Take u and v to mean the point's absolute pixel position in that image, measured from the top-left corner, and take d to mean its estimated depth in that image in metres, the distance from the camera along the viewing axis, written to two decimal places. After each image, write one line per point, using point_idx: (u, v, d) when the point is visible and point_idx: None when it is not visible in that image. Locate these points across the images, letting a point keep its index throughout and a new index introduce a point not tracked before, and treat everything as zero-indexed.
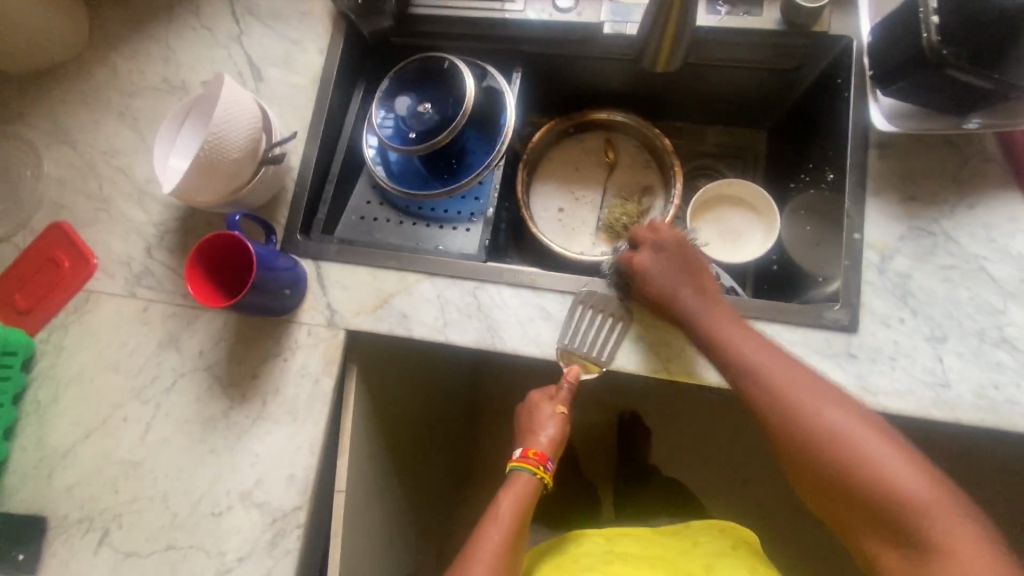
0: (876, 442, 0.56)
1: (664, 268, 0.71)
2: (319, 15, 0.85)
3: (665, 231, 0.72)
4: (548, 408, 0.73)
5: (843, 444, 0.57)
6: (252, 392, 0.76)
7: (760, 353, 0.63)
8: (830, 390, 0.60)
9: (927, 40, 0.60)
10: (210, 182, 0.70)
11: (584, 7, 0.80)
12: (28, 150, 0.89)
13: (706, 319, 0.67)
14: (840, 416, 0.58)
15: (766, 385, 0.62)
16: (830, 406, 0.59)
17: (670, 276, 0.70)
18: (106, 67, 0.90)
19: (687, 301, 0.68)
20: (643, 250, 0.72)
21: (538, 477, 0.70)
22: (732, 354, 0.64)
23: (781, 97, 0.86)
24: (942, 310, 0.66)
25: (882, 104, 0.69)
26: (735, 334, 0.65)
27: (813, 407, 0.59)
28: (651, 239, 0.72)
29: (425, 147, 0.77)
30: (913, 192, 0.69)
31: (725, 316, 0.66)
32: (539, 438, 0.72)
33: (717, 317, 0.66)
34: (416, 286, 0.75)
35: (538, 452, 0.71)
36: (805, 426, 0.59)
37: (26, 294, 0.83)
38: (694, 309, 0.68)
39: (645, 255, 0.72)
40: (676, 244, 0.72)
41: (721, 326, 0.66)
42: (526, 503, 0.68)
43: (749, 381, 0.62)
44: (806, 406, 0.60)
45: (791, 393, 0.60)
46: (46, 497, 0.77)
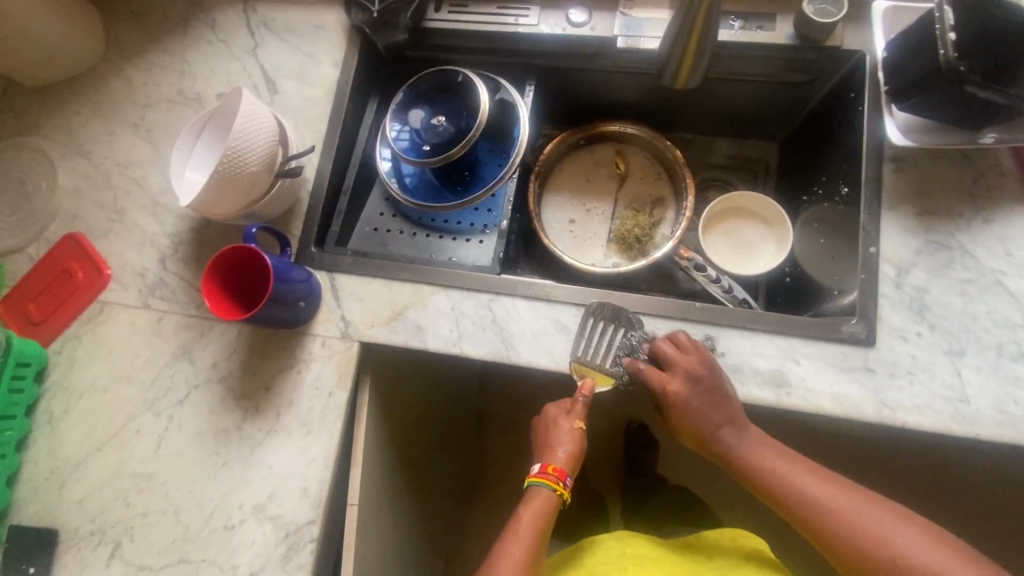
0: (948, 560, 0.58)
1: (692, 400, 0.66)
2: (333, 28, 0.86)
3: (680, 360, 0.66)
4: (566, 425, 0.72)
5: (919, 568, 0.58)
6: (265, 404, 0.75)
7: (808, 481, 0.65)
8: (875, 502, 0.62)
9: (945, 56, 0.61)
10: (226, 195, 0.71)
11: (598, 22, 0.80)
12: (43, 161, 0.89)
13: (741, 442, 0.68)
14: (907, 535, 0.60)
15: (829, 519, 0.62)
16: (892, 525, 0.60)
17: (704, 407, 0.66)
18: (122, 79, 0.90)
19: (726, 433, 0.67)
20: (675, 374, 0.66)
21: (557, 493, 0.69)
22: (782, 486, 0.65)
23: (793, 109, 0.87)
24: (959, 324, 0.66)
25: (897, 118, 0.69)
26: (776, 460, 0.67)
27: (882, 529, 0.60)
28: (681, 368, 0.66)
29: (439, 160, 0.78)
30: (928, 206, 0.69)
31: (759, 443, 0.68)
32: (558, 454, 0.71)
33: (753, 446, 0.68)
34: (431, 298, 0.75)
35: (557, 468, 0.69)
36: (874, 552, 0.60)
37: (40, 305, 0.83)
38: (730, 440, 0.68)
39: (679, 381, 0.66)
40: (704, 374, 0.65)
41: (761, 452, 0.67)
42: (545, 520, 0.67)
43: (808, 514, 0.63)
44: (872, 531, 0.60)
45: (846, 516, 0.62)
46: (57, 509, 0.77)
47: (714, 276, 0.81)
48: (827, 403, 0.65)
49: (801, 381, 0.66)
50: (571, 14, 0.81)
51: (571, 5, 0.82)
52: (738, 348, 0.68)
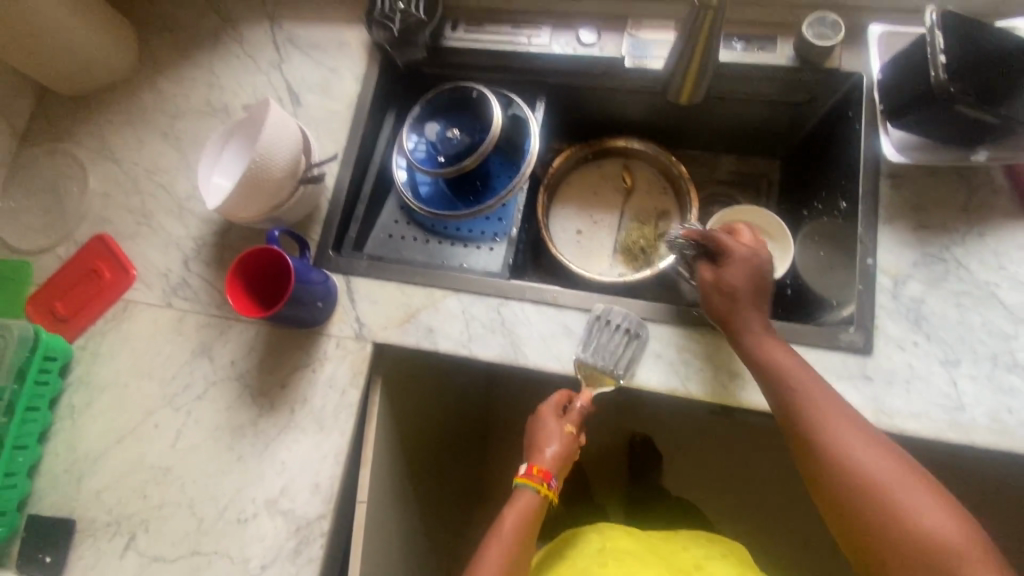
0: (906, 487, 0.55)
1: (745, 282, 0.67)
2: (355, 45, 0.91)
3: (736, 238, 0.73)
4: (556, 427, 0.75)
5: (877, 485, 0.56)
6: (280, 401, 0.78)
7: (813, 386, 0.63)
8: (865, 428, 0.60)
9: (936, 79, 0.63)
10: (252, 198, 0.74)
11: (606, 42, 0.85)
12: (75, 166, 0.94)
13: (759, 341, 0.66)
14: (878, 456, 0.57)
15: (809, 416, 0.61)
16: (870, 445, 0.58)
17: (749, 274, 0.68)
18: (152, 91, 0.95)
19: (750, 321, 0.67)
20: (732, 259, 0.69)
21: (540, 494, 0.71)
22: (788, 384, 0.63)
23: (794, 128, 0.90)
24: (955, 335, 0.68)
25: (892, 136, 0.72)
26: (789, 362, 0.64)
27: (852, 443, 0.58)
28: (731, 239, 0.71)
29: (453, 171, 0.81)
30: (924, 220, 0.71)
31: (772, 343, 0.66)
32: (544, 456, 0.74)
33: (763, 344, 0.66)
34: (443, 302, 0.78)
35: (543, 470, 0.72)
36: (844, 461, 0.58)
37: (67, 302, 0.87)
38: (748, 328, 0.67)
39: (736, 260, 0.68)
40: (756, 267, 0.68)
41: (775, 353, 0.65)
42: (527, 522, 0.69)
43: (799, 409, 0.62)
44: (839, 438, 0.59)
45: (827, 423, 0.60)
46: (75, 501, 0.79)
47: None
48: None
49: None
50: (582, 35, 0.85)
51: (582, 25, 0.86)
52: (738, 354, 0.71)
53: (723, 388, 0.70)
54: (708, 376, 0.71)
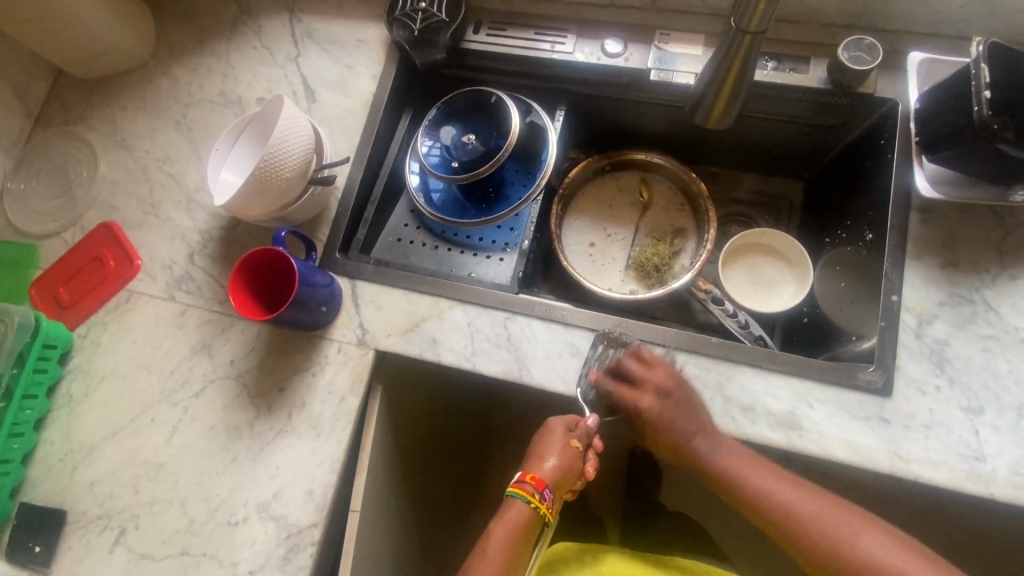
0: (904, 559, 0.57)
1: (667, 417, 0.69)
2: (374, 43, 0.89)
3: (644, 375, 0.71)
4: (562, 439, 0.72)
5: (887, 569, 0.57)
6: (279, 404, 0.77)
7: (785, 490, 0.65)
8: (842, 510, 0.62)
9: (978, 114, 0.61)
10: (260, 197, 0.73)
11: (632, 53, 0.82)
12: (86, 150, 0.93)
13: (718, 451, 0.67)
14: (868, 537, 0.59)
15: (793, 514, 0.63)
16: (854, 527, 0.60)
17: (674, 417, 0.69)
18: (167, 78, 0.94)
19: (696, 437, 0.68)
20: (644, 382, 0.71)
21: (532, 506, 0.69)
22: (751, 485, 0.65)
23: (821, 151, 0.87)
24: (979, 380, 0.65)
25: (926, 170, 0.69)
26: (755, 470, 0.66)
27: (844, 534, 0.60)
28: (648, 383, 0.70)
29: (467, 177, 0.79)
30: (954, 259, 0.68)
31: (734, 451, 0.67)
32: (538, 466, 0.71)
33: (727, 456, 0.67)
34: (449, 312, 0.76)
35: (536, 479, 0.70)
36: (848, 560, 0.59)
37: (70, 289, 0.86)
38: (703, 446, 0.68)
39: (647, 386, 0.70)
40: (671, 379, 0.69)
41: (736, 464, 0.67)
42: (515, 538, 0.67)
43: (782, 516, 0.64)
44: (836, 535, 0.60)
45: (816, 527, 0.61)
46: (68, 492, 0.78)
47: (731, 310, 0.81)
48: (839, 450, 0.64)
49: (814, 425, 0.66)
50: (607, 45, 0.82)
51: (608, 36, 0.83)
52: (752, 387, 0.68)
53: (733, 419, 0.67)
54: (718, 408, 0.68)
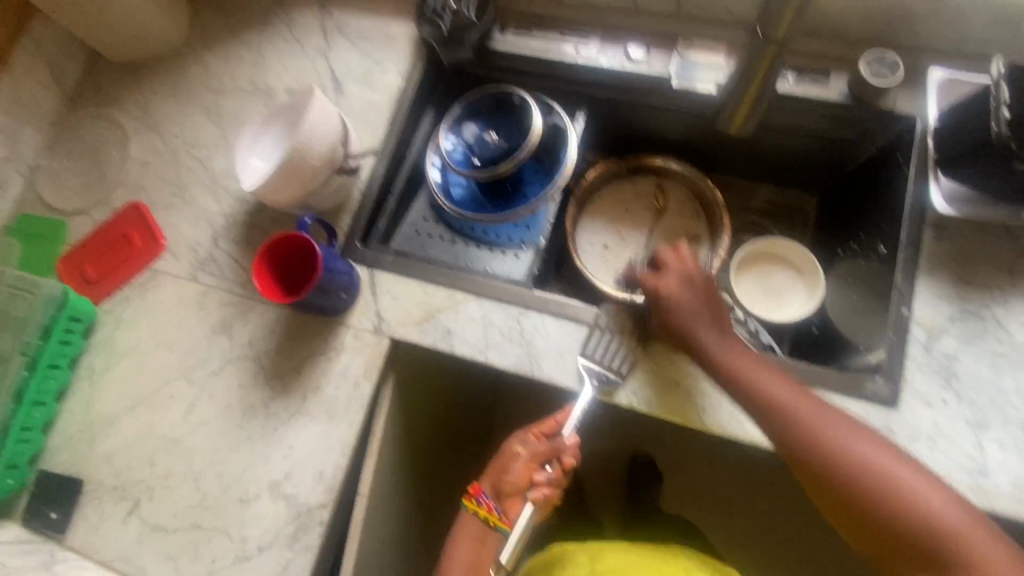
0: (883, 459, 0.59)
1: (700, 301, 0.71)
2: (403, 39, 0.91)
3: (675, 262, 0.73)
4: (506, 447, 0.75)
5: (874, 470, 0.59)
6: (294, 386, 0.78)
7: (780, 389, 0.64)
8: (841, 419, 0.62)
9: (997, 130, 0.62)
10: (287, 183, 0.75)
11: (654, 60, 0.84)
12: (118, 132, 0.95)
13: (722, 346, 0.68)
14: (859, 442, 0.60)
15: (782, 412, 0.63)
16: (848, 432, 0.61)
17: (696, 308, 0.70)
18: (199, 65, 0.96)
19: (705, 331, 0.69)
20: (668, 275, 0.73)
21: (474, 512, 0.73)
22: (747, 379, 0.66)
23: (837, 164, 0.87)
24: (986, 397, 0.66)
25: (943, 186, 0.70)
26: (757, 369, 0.66)
27: (833, 434, 0.61)
28: (676, 271, 0.73)
29: (487, 174, 0.81)
30: (966, 275, 0.69)
31: (739, 351, 0.68)
32: (484, 476, 0.75)
33: (731, 350, 0.68)
34: (463, 305, 0.78)
35: (471, 486, 0.74)
36: (837, 458, 0.60)
37: (96, 265, 0.88)
38: (713, 341, 0.69)
39: (670, 279, 0.73)
40: (697, 277, 0.73)
41: (739, 359, 0.67)
42: (468, 544, 0.72)
43: (775, 413, 0.63)
44: (825, 431, 0.61)
45: (823, 428, 0.61)
46: (85, 461, 0.81)
47: (742, 317, 0.84)
48: None
49: None
50: (630, 50, 0.84)
51: (630, 42, 0.85)
52: None
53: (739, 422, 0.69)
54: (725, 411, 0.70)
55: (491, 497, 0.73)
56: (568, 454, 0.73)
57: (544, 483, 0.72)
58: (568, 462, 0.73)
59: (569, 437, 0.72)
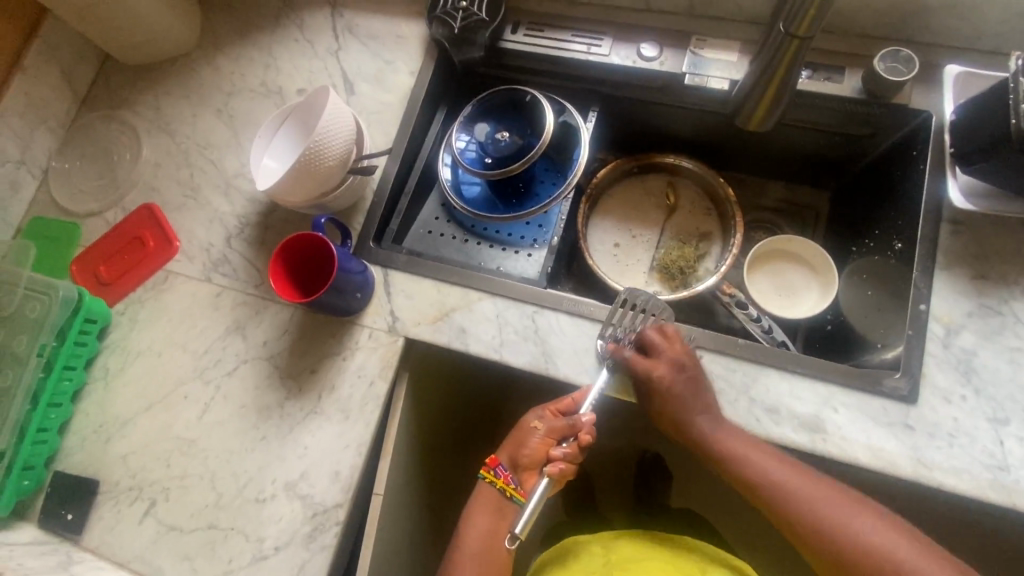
0: (896, 541, 0.59)
1: (688, 374, 0.69)
2: (413, 39, 0.91)
3: (664, 347, 0.71)
4: (523, 421, 0.75)
5: (890, 558, 0.58)
6: (309, 386, 0.79)
7: (790, 477, 0.63)
8: (845, 494, 0.62)
9: (1016, 126, 0.61)
10: (302, 183, 0.75)
11: (667, 58, 0.83)
12: (130, 134, 0.96)
13: (718, 430, 0.67)
14: (867, 523, 0.60)
15: (795, 503, 0.62)
16: (854, 510, 0.61)
17: (685, 391, 0.69)
18: (210, 67, 0.97)
19: (694, 419, 0.68)
20: (660, 361, 0.71)
21: (490, 481, 0.74)
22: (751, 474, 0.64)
23: (851, 161, 0.87)
24: (1006, 392, 0.65)
25: (960, 181, 0.70)
26: (755, 450, 0.65)
27: (843, 519, 0.61)
28: (665, 356, 0.71)
29: (499, 173, 0.81)
30: (983, 271, 0.69)
31: (736, 435, 0.66)
32: (503, 448, 0.76)
33: (730, 438, 0.66)
34: (477, 304, 0.78)
35: (489, 458, 0.75)
36: (849, 548, 0.60)
37: (110, 267, 0.89)
38: (706, 425, 0.68)
39: (663, 365, 0.71)
40: (687, 362, 0.70)
41: (736, 443, 0.66)
42: (484, 513, 0.72)
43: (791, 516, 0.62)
44: (837, 524, 0.61)
45: (827, 510, 0.61)
46: (101, 462, 0.81)
47: (755, 315, 0.82)
48: (862, 455, 0.65)
49: (837, 429, 0.66)
50: (643, 49, 0.84)
51: (644, 40, 0.84)
52: (776, 389, 0.69)
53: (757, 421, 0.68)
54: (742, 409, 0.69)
55: (508, 469, 0.75)
56: (585, 431, 0.71)
57: (560, 458, 0.71)
58: (584, 439, 0.72)
59: (586, 414, 0.72)
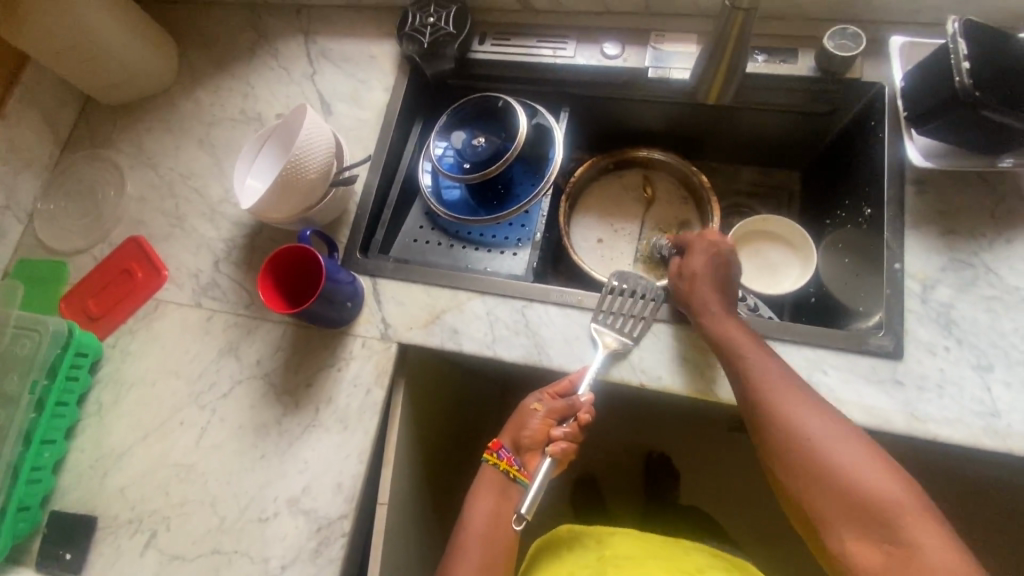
0: (843, 447, 0.57)
1: (717, 263, 0.74)
2: (385, 58, 0.94)
3: (700, 244, 0.76)
4: (525, 404, 0.76)
5: (823, 452, 0.58)
6: (305, 400, 0.78)
7: (758, 363, 0.65)
8: (810, 401, 0.61)
9: (960, 83, 0.65)
10: (286, 198, 0.77)
11: (630, 54, 0.87)
12: (114, 171, 0.97)
13: (716, 326, 0.69)
14: (816, 424, 0.59)
15: (754, 390, 0.64)
16: (814, 415, 0.60)
17: (709, 282, 0.72)
18: (190, 100, 0.99)
19: (705, 304, 0.71)
20: (694, 253, 0.75)
21: (492, 464, 0.73)
22: (729, 356, 0.67)
23: (816, 138, 0.91)
24: (987, 340, 0.67)
25: (917, 143, 0.73)
26: (742, 341, 0.67)
27: (795, 411, 0.61)
28: (701, 249, 0.75)
29: (478, 176, 0.83)
30: (951, 227, 0.72)
31: (735, 327, 0.69)
32: (505, 433, 0.76)
33: (727, 326, 0.69)
34: (467, 304, 0.79)
35: (492, 441, 0.75)
36: (790, 435, 0.60)
37: (99, 301, 0.89)
38: (710, 319, 0.70)
39: (697, 255, 0.75)
40: (720, 255, 0.74)
41: (730, 332, 0.68)
42: (490, 496, 0.72)
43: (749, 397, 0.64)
44: (786, 412, 0.61)
45: (777, 400, 0.62)
46: (98, 498, 0.79)
47: (740, 295, 0.83)
48: (856, 414, 0.66)
49: (830, 392, 0.67)
50: (607, 48, 0.87)
51: (606, 40, 0.88)
52: None
53: None
54: None
55: (510, 452, 0.74)
56: (585, 411, 0.72)
57: (561, 438, 0.72)
58: (584, 418, 0.72)
59: (585, 395, 0.72)
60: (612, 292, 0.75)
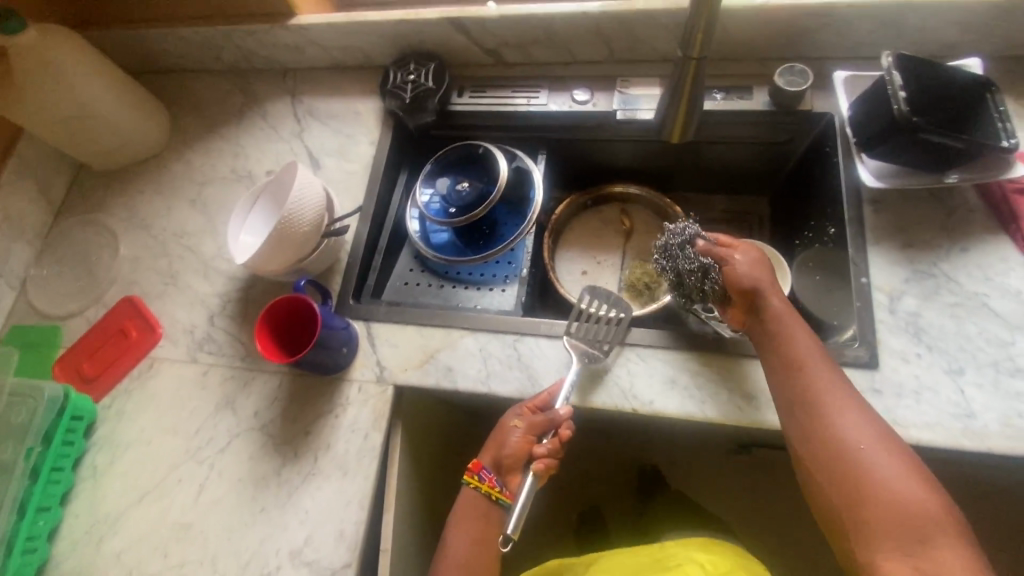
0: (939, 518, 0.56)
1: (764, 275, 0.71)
2: (369, 114, 0.99)
3: (745, 253, 0.73)
4: (504, 421, 0.75)
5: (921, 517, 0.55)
6: (304, 448, 0.79)
7: (854, 424, 0.61)
8: (912, 464, 0.59)
9: (898, 110, 0.71)
10: (280, 251, 0.80)
11: (599, 99, 0.93)
12: (107, 234, 0.99)
13: (812, 375, 0.64)
14: (914, 488, 0.57)
15: (845, 448, 0.60)
16: (913, 480, 0.57)
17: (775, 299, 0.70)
18: (181, 162, 1.03)
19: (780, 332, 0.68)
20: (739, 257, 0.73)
21: (473, 486, 0.74)
22: (815, 412, 0.62)
23: (778, 166, 0.97)
24: (955, 344, 0.71)
25: (868, 165, 0.78)
26: (832, 395, 0.63)
27: (890, 474, 0.58)
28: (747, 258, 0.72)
29: (463, 219, 0.87)
30: (910, 241, 0.76)
31: (827, 380, 0.64)
32: (485, 452, 0.76)
33: (818, 379, 0.64)
34: (460, 341, 0.81)
35: (473, 463, 0.75)
36: (885, 499, 0.57)
37: (93, 363, 0.89)
38: (811, 366, 0.65)
39: (746, 252, 0.73)
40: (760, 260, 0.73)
41: (825, 386, 0.63)
42: (468, 522, 0.73)
43: (837, 461, 0.60)
44: (877, 473, 0.58)
45: (872, 461, 0.59)
46: (94, 564, 0.78)
47: None
48: None
49: None
50: (577, 94, 0.94)
51: (576, 87, 0.95)
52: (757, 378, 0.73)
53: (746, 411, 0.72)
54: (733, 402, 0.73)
55: (492, 472, 0.75)
56: (564, 424, 0.73)
57: (543, 454, 0.73)
58: (563, 433, 0.73)
59: (563, 409, 0.73)
60: (578, 318, 0.79)
